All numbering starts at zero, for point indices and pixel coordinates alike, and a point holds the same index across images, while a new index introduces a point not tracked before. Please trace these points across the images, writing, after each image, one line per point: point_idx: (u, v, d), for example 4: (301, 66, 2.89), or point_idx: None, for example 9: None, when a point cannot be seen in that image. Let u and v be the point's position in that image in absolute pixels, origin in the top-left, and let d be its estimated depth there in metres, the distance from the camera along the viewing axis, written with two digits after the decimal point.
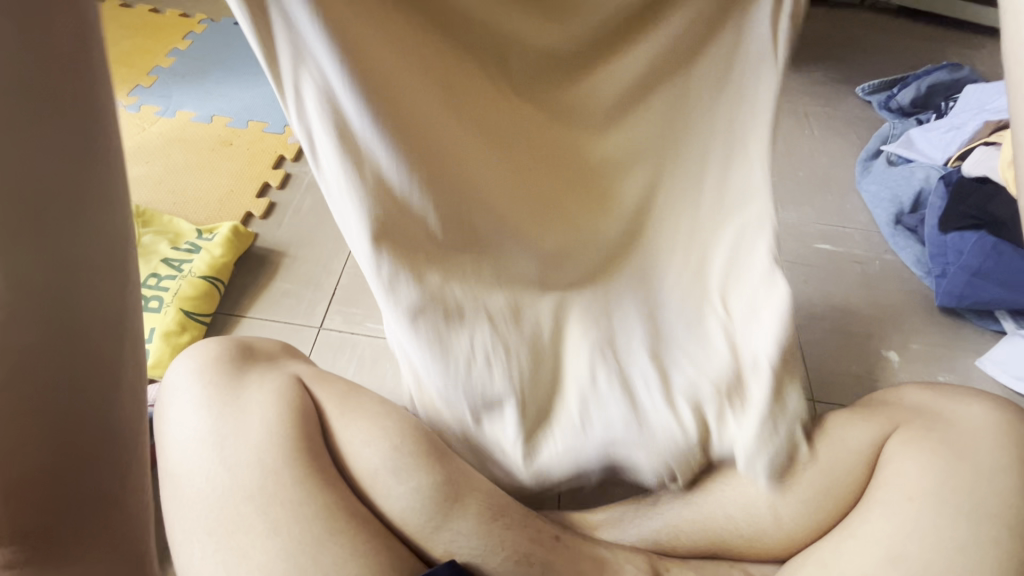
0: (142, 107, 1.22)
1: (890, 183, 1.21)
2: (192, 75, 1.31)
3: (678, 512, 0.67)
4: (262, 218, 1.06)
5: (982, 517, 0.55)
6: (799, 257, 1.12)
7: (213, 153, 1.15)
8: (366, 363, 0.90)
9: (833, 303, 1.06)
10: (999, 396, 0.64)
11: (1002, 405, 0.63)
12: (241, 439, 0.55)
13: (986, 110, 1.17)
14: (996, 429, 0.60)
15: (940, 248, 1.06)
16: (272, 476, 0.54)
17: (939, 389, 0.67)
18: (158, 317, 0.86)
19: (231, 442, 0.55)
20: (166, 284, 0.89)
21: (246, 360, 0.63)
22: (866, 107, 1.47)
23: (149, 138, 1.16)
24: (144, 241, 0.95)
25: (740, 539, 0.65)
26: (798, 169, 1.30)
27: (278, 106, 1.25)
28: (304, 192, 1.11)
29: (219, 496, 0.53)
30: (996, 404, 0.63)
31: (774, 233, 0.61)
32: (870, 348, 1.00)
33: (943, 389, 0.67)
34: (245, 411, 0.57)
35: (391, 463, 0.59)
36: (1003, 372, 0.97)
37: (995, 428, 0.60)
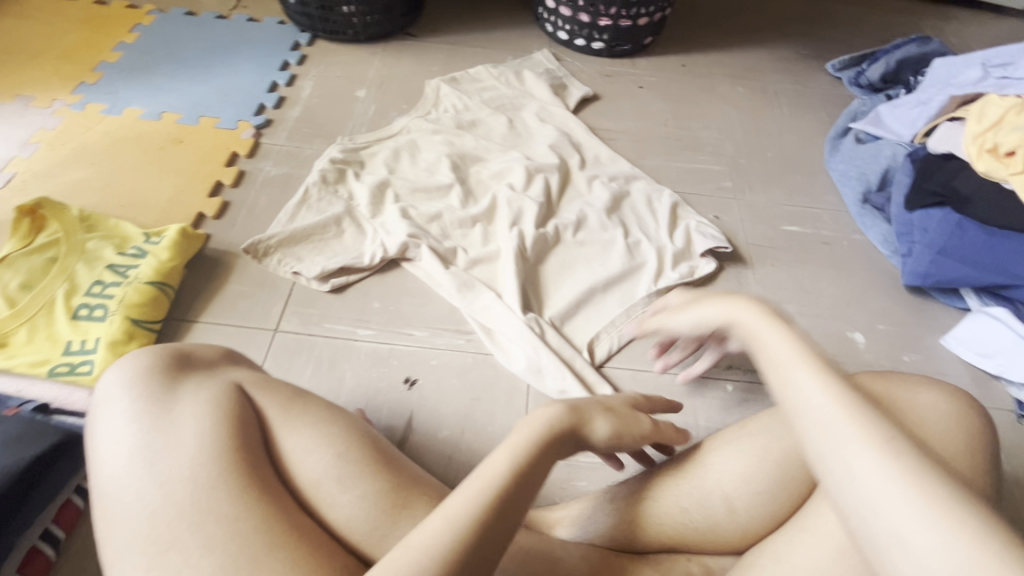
0: (87, 105, 1.17)
1: (858, 162, 1.20)
2: (140, 70, 1.26)
3: (633, 508, 0.68)
4: (215, 218, 1.03)
5: None
6: (767, 240, 1.11)
7: (163, 151, 1.11)
8: (324, 365, 0.88)
9: (801, 286, 1.05)
10: (951, 385, 0.64)
11: (954, 394, 0.62)
12: (173, 454, 0.53)
13: (951, 85, 1.14)
14: (947, 419, 0.59)
15: (906, 226, 1.05)
16: (205, 493, 0.51)
17: (895, 378, 0.65)
18: (103, 326, 0.83)
19: (161, 458, 0.53)
20: (111, 292, 0.86)
21: (179, 368, 0.60)
22: (836, 84, 1.45)
23: (95, 137, 1.12)
24: (88, 247, 0.91)
25: (696, 533, 0.65)
26: (767, 149, 1.28)
27: (233, 101, 1.22)
28: (258, 189, 1.08)
29: (149, 512, 0.50)
30: (948, 392, 0.62)
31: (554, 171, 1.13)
32: (837, 330, 0.99)
33: (899, 376, 0.65)
34: (176, 424, 0.55)
35: (336, 472, 0.57)
36: (968, 350, 0.97)
37: (947, 417, 0.60)
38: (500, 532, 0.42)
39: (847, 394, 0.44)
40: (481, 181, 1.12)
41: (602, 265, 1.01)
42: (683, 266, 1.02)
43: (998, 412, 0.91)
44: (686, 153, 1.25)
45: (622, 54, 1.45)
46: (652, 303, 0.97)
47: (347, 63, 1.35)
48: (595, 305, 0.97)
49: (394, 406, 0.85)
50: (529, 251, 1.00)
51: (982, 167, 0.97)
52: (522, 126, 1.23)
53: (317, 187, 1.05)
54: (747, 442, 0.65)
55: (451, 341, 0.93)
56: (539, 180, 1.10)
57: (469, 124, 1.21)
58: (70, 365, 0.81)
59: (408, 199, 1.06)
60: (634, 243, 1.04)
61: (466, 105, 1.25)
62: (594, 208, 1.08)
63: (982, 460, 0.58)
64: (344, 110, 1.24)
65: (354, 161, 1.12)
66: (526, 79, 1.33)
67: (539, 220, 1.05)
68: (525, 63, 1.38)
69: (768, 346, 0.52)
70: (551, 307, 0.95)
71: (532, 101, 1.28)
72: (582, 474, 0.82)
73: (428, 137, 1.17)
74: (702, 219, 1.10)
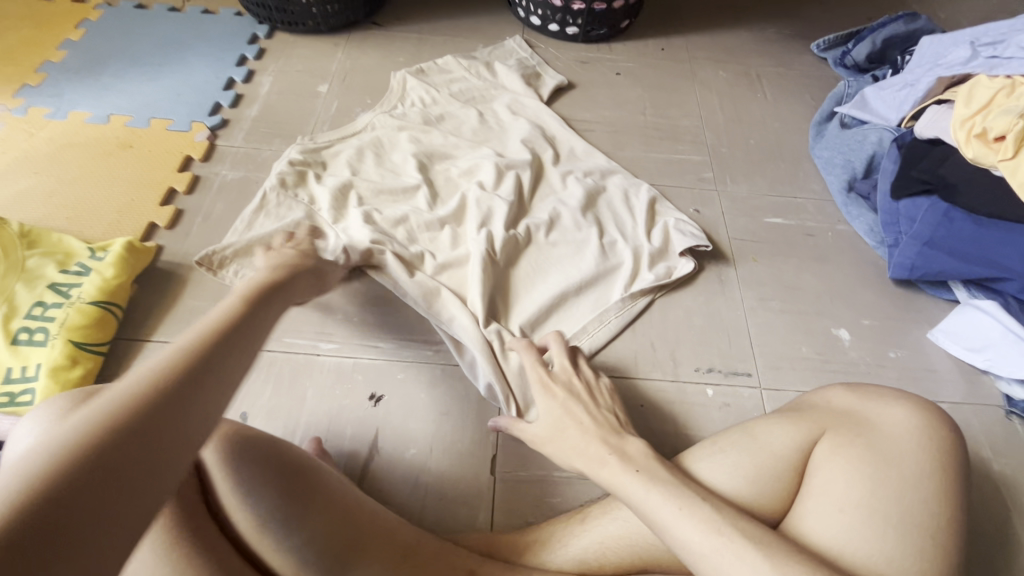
0: (30, 109, 1.10)
1: (844, 148, 1.15)
2: (87, 69, 1.19)
3: (604, 528, 0.65)
4: (167, 229, 0.97)
5: (909, 527, 0.52)
6: (749, 233, 1.07)
7: (110, 157, 1.05)
8: (283, 383, 0.84)
9: (783, 281, 1.01)
10: (920, 397, 0.62)
11: (923, 406, 0.60)
12: None
13: (938, 65, 1.07)
14: (921, 435, 0.57)
15: (892, 215, 1.02)
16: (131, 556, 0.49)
17: (864, 391, 0.64)
18: (44, 351, 0.78)
19: None
20: (52, 313, 0.81)
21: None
22: (821, 65, 1.40)
23: (38, 145, 1.05)
24: (28, 265, 0.86)
25: (669, 554, 0.62)
26: (749, 137, 1.23)
27: (185, 101, 1.15)
28: (214, 195, 1.02)
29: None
30: (915, 404, 0.61)
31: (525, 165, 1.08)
32: (821, 327, 0.96)
33: (867, 390, 0.64)
34: None
35: (273, 515, 0.54)
36: (956, 343, 0.93)
37: (917, 431, 0.58)
38: (231, 341, 0.46)
39: (717, 537, 0.50)
40: (450, 180, 1.06)
41: (576, 268, 0.96)
42: (660, 266, 0.98)
43: (986, 408, 0.89)
44: (665, 143, 1.20)
45: (598, 39, 1.39)
46: (626, 307, 0.94)
47: (308, 56, 1.28)
48: (568, 310, 0.93)
49: (359, 425, 0.81)
50: (499, 254, 0.94)
51: (971, 154, 0.93)
52: (493, 119, 1.18)
53: (276, 192, 0.98)
54: (717, 458, 0.62)
55: (419, 352, 0.89)
56: (510, 177, 1.05)
57: (436, 119, 1.16)
58: (10, 394, 0.76)
59: (370, 201, 1.00)
60: (609, 244, 1.00)
61: (433, 99, 1.19)
62: (567, 207, 1.03)
63: (956, 477, 0.56)
64: (305, 106, 1.18)
65: (316, 162, 1.05)
66: (497, 71, 1.27)
67: (511, 220, 1.00)
68: (496, 51, 1.32)
69: (631, 495, 0.57)
70: (522, 314, 0.91)
71: (504, 93, 1.23)
72: (557, 490, 0.78)
73: (393, 134, 1.11)
74: (682, 216, 1.05)
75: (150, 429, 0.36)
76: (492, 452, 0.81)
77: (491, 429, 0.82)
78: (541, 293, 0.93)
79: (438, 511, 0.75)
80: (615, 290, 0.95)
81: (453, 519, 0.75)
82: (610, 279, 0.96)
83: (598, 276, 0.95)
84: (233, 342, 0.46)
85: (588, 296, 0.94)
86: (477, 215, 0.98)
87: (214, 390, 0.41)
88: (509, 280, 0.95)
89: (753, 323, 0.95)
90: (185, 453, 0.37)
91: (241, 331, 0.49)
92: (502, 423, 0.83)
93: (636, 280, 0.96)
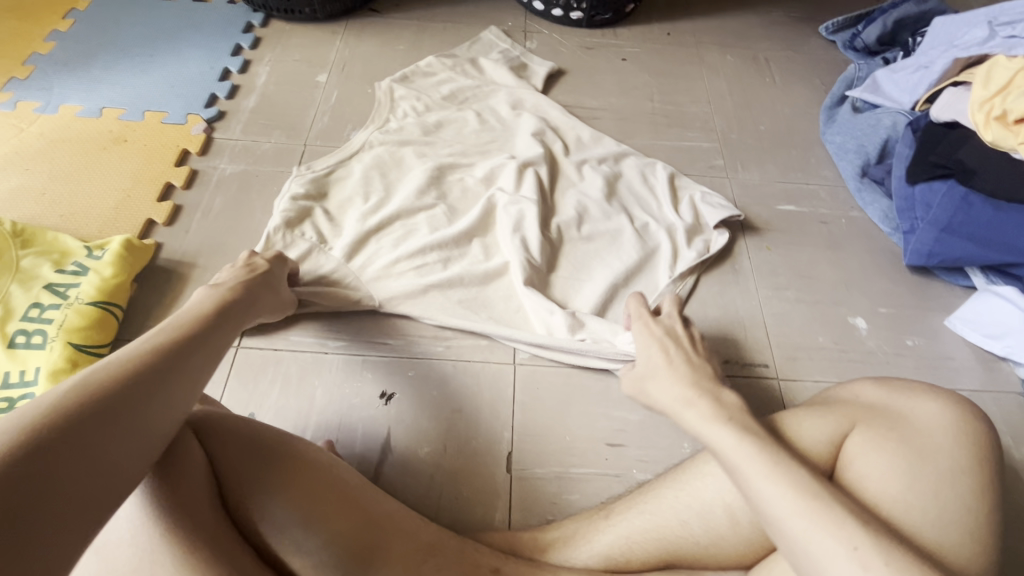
0: (19, 103, 1.07)
1: (856, 132, 1.13)
2: (77, 61, 1.15)
3: (629, 523, 0.64)
4: (166, 225, 0.94)
5: (946, 525, 0.51)
6: (762, 221, 1.05)
7: (104, 152, 1.01)
8: (291, 382, 0.82)
9: (798, 270, 0.99)
10: (951, 391, 0.60)
11: (956, 400, 0.59)
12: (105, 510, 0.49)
13: (955, 46, 1.04)
14: (955, 430, 0.56)
15: (908, 201, 1.00)
16: (147, 556, 0.46)
17: (893, 384, 0.62)
18: (42, 354, 0.75)
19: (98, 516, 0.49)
20: (49, 315, 0.78)
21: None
22: (830, 48, 1.38)
23: (28, 140, 1.01)
24: (23, 265, 0.83)
25: (698, 548, 0.61)
26: (759, 123, 1.21)
27: (180, 93, 1.12)
28: (213, 190, 0.99)
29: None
30: (948, 398, 0.59)
31: (533, 155, 1.05)
32: (838, 316, 0.94)
33: (897, 384, 0.62)
34: None
35: (298, 518, 0.53)
36: (973, 331, 0.92)
37: (951, 425, 0.56)
38: (181, 356, 0.50)
39: (806, 500, 0.47)
40: (467, 192, 1.01)
41: (618, 257, 0.95)
42: (697, 241, 0.97)
43: (1006, 396, 0.87)
44: (674, 130, 1.17)
45: (603, 24, 1.36)
46: (677, 288, 0.93)
47: (306, 45, 1.24)
48: (621, 299, 0.91)
49: (370, 423, 0.79)
50: (539, 260, 0.92)
51: (990, 136, 0.90)
52: (492, 117, 1.14)
53: (279, 232, 0.91)
54: None
55: (429, 347, 0.87)
56: (517, 169, 1.02)
57: (436, 126, 1.10)
58: (8, 399, 0.73)
59: (385, 229, 0.95)
60: (642, 227, 0.99)
61: (425, 106, 1.13)
62: (591, 198, 1.01)
63: (990, 475, 0.54)
64: (305, 97, 1.15)
65: (318, 195, 0.98)
66: (483, 66, 1.23)
67: (541, 221, 0.97)
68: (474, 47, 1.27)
69: (722, 446, 0.53)
70: (580, 304, 0.90)
71: (500, 88, 1.19)
72: (575, 486, 0.76)
73: (395, 152, 1.05)
74: (706, 189, 1.05)
75: (89, 449, 0.39)
76: (508, 449, 0.79)
77: (506, 426, 0.81)
78: (575, 284, 0.92)
79: (455, 510, 0.74)
80: (661, 273, 0.94)
81: (469, 516, 0.73)
82: (648, 263, 0.95)
83: (639, 262, 0.94)
84: (179, 364, 0.50)
85: (647, 274, 0.94)
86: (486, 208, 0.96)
87: (163, 406, 0.46)
88: (551, 269, 0.93)
89: (768, 312, 0.94)
90: (135, 461, 0.42)
91: (189, 351, 0.52)
92: (516, 418, 0.81)
93: (684, 258, 0.95)
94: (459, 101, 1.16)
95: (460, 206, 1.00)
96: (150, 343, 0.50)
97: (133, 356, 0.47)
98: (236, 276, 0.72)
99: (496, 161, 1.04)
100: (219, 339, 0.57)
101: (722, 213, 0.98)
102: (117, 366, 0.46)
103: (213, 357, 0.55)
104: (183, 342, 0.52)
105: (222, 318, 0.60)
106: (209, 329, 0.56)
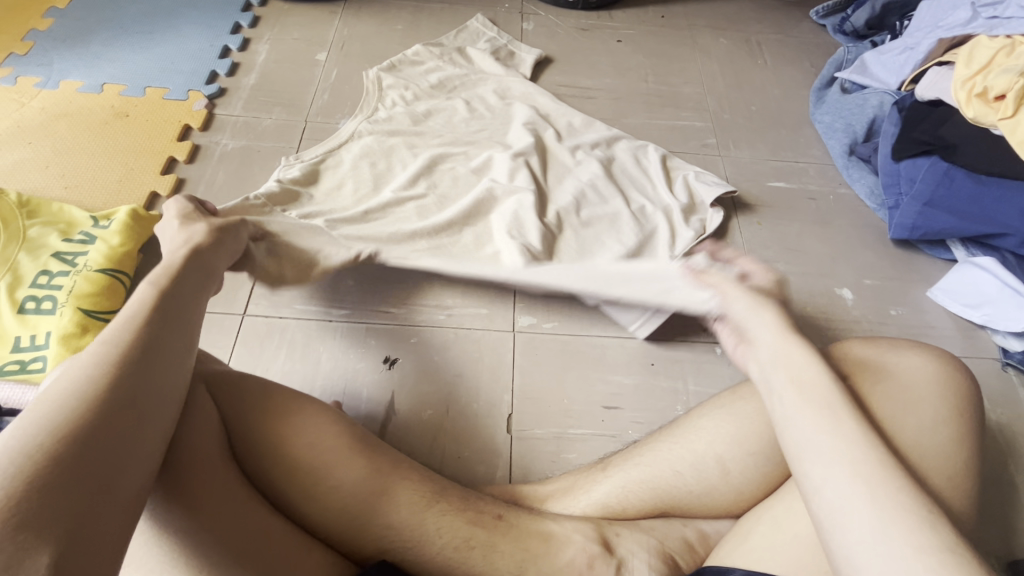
0: (19, 78, 1.07)
1: (844, 112, 1.17)
2: (76, 37, 1.15)
3: (625, 474, 0.67)
4: (170, 198, 0.96)
5: (926, 466, 0.54)
6: (753, 198, 1.08)
7: (106, 126, 1.02)
8: (297, 348, 0.84)
9: (787, 243, 1.02)
10: (935, 346, 0.64)
11: (940, 356, 0.62)
12: None
13: (940, 27, 1.07)
14: (937, 382, 0.60)
15: (893, 177, 1.03)
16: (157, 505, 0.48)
17: (881, 341, 0.66)
18: (53, 319, 0.77)
19: None
20: (58, 282, 0.80)
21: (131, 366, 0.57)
22: (820, 32, 1.41)
23: (30, 114, 1.02)
24: (30, 235, 0.84)
25: (691, 497, 0.64)
26: (751, 103, 1.24)
27: (180, 70, 1.12)
28: (216, 164, 1.01)
29: None
30: (933, 354, 0.62)
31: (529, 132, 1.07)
32: (824, 286, 0.98)
33: (884, 341, 0.66)
34: None
35: (307, 464, 0.55)
36: (954, 301, 0.95)
37: (933, 378, 0.60)
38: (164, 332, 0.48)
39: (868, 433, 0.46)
40: (458, 179, 1.00)
41: (619, 239, 0.95)
42: (694, 220, 1.00)
43: (984, 362, 0.91)
44: (667, 110, 1.20)
45: (598, 7, 1.38)
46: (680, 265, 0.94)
47: (304, 24, 1.26)
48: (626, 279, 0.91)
49: (374, 388, 0.82)
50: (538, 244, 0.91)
51: (972, 113, 0.94)
52: (480, 105, 1.14)
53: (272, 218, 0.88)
54: (738, 406, 0.64)
55: (431, 316, 0.89)
56: (508, 158, 1.02)
57: (425, 115, 1.09)
58: (20, 362, 0.75)
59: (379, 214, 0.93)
60: (638, 210, 1.00)
61: (415, 93, 1.12)
62: (587, 181, 1.02)
63: (969, 423, 0.58)
64: (304, 74, 1.16)
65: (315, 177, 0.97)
66: (470, 56, 1.23)
67: (539, 209, 0.97)
68: (462, 33, 1.27)
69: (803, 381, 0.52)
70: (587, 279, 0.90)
71: (490, 76, 1.19)
72: (572, 446, 0.79)
73: (385, 140, 1.04)
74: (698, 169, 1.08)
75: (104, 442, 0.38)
76: (508, 412, 0.82)
77: (506, 390, 0.83)
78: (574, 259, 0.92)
79: (458, 467, 0.77)
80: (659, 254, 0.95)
81: (471, 473, 0.76)
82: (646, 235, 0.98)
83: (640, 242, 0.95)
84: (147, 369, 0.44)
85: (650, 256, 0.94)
86: (477, 193, 0.95)
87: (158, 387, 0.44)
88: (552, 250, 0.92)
89: None
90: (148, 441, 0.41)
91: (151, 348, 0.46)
92: (517, 383, 0.84)
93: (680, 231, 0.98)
94: (450, 87, 1.16)
95: (449, 193, 0.98)
96: (103, 352, 0.43)
97: (88, 374, 0.41)
98: (199, 248, 0.64)
99: (493, 143, 1.06)
100: (181, 324, 0.50)
101: (716, 191, 1.01)
102: (71, 388, 0.40)
103: (181, 347, 0.49)
104: (141, 341, 0.46)
105: (181, 300, 0.53)
106: (165, 317, 0.49)
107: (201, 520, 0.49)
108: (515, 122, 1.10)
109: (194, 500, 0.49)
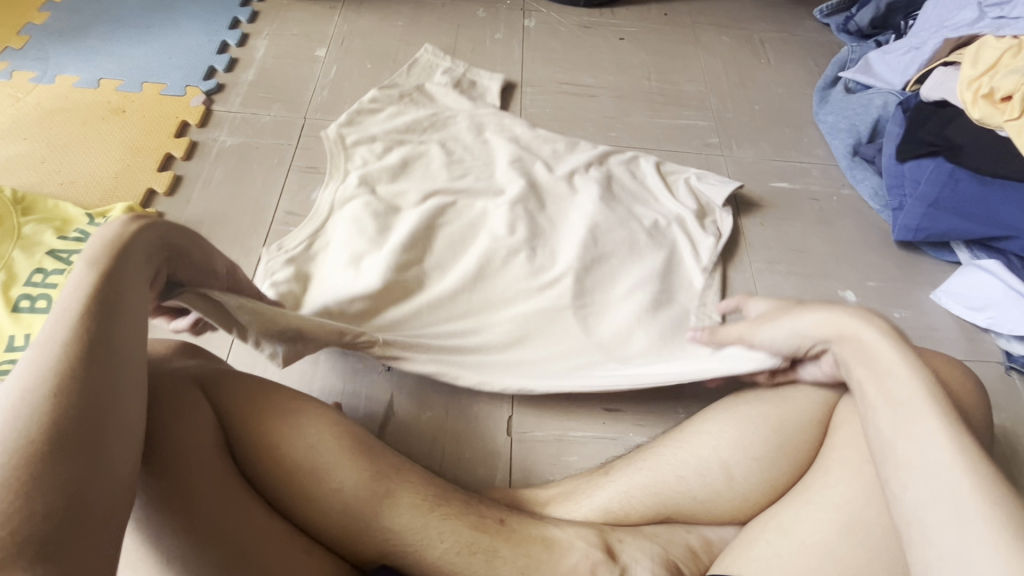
0: (14, 73, 1.06)
1: (848, 112, 1.16)
2: (71, 32, 1.14)
3: (628, 479, 0.66)
4: (166, 195, 0.95)
5: None
6: (755, 199, 1.07)
7: (102, 122, 1.01)
8: None
9: (790, 245, 1.01)
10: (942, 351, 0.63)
11: (947, 360, 0.62)
12: None
13: (946, 26, 1.06)
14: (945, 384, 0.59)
15: (897, 178, 1.02)
16: (154, 505, 0.48)
17: None
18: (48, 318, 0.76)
19: None
20: (53, 280, 0.79)
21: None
22: (823, 31, 1.41)
23: (24, 110, 1.01)
24: (25, 232, 0.83)
25: (694, 502, 0.63)
26: (754, 102, 1.23)
27: (177, 66, 1.11)
28: (213, 161, 0.99)
29: None
30: (939, 358, 0.62)
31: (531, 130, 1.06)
32: (828, 288, 0.97)
33: None
34: None
35: (307, 466, 0.55)
36: (958, 303, 0.95)
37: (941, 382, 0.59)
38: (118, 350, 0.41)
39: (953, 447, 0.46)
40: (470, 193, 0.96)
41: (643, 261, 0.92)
42: (708, 224, 0.99)
43: (987, 365, 0.90)
44: (670, 109, 1.19)
45: (600, 4, 1.37)
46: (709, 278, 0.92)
47: (304, 20, 1.24)
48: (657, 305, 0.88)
49: (373, 389, 0.81)
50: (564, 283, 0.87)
51: (977, 114, 0.93)
52: (457, 146, 1.04)
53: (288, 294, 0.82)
54: (743, 411, 0.65)
55: None
56: (505, 209, 0.94)
57: (402, 166, 0.98)
58: (13, 361, 0.74)
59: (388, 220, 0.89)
60: (652, 225, 0.96)
61: (383, 147, 1.01)
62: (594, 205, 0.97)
63: (976, 427, 0.57)
64: (303, 71, 1.15)
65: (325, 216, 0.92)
66: (431, 92, 1.12)
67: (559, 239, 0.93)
68: (410, 70, 1.15)
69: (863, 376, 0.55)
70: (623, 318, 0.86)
71: (459, 112, 1.09)
72: (573, 449, 0.79)
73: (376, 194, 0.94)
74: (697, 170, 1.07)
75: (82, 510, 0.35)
76: (508, 414, 0.81)
77: (507, 392, 0.82)
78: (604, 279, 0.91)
79: (458, 470, 0.76)
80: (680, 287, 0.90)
81: (470, 476, 0.75)
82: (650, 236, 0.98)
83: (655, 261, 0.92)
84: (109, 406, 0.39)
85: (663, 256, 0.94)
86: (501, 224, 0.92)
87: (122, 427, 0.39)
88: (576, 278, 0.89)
89: (762, 285, 0.96)
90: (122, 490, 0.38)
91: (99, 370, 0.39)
92: None
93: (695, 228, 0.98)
94: (418, 131, 1.05)
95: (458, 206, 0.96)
96: (42, 389, 0.37)
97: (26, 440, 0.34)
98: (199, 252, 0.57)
99: (495, 140, 1.05)
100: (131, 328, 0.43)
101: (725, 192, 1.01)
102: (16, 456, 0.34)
103: (132, 359, 0.42)
104: (88, 362, 0.39)
105: (124, 291, 0.44)
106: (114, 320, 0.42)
107: (198, 521, 0.48)
108: (517, 119, 1.09)
109: (192, 501, 0.48)
